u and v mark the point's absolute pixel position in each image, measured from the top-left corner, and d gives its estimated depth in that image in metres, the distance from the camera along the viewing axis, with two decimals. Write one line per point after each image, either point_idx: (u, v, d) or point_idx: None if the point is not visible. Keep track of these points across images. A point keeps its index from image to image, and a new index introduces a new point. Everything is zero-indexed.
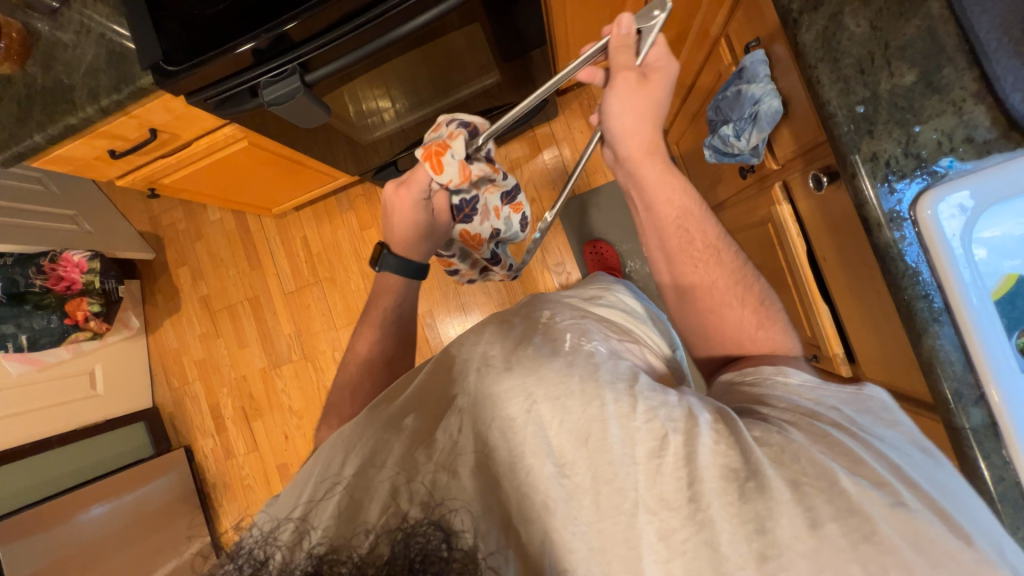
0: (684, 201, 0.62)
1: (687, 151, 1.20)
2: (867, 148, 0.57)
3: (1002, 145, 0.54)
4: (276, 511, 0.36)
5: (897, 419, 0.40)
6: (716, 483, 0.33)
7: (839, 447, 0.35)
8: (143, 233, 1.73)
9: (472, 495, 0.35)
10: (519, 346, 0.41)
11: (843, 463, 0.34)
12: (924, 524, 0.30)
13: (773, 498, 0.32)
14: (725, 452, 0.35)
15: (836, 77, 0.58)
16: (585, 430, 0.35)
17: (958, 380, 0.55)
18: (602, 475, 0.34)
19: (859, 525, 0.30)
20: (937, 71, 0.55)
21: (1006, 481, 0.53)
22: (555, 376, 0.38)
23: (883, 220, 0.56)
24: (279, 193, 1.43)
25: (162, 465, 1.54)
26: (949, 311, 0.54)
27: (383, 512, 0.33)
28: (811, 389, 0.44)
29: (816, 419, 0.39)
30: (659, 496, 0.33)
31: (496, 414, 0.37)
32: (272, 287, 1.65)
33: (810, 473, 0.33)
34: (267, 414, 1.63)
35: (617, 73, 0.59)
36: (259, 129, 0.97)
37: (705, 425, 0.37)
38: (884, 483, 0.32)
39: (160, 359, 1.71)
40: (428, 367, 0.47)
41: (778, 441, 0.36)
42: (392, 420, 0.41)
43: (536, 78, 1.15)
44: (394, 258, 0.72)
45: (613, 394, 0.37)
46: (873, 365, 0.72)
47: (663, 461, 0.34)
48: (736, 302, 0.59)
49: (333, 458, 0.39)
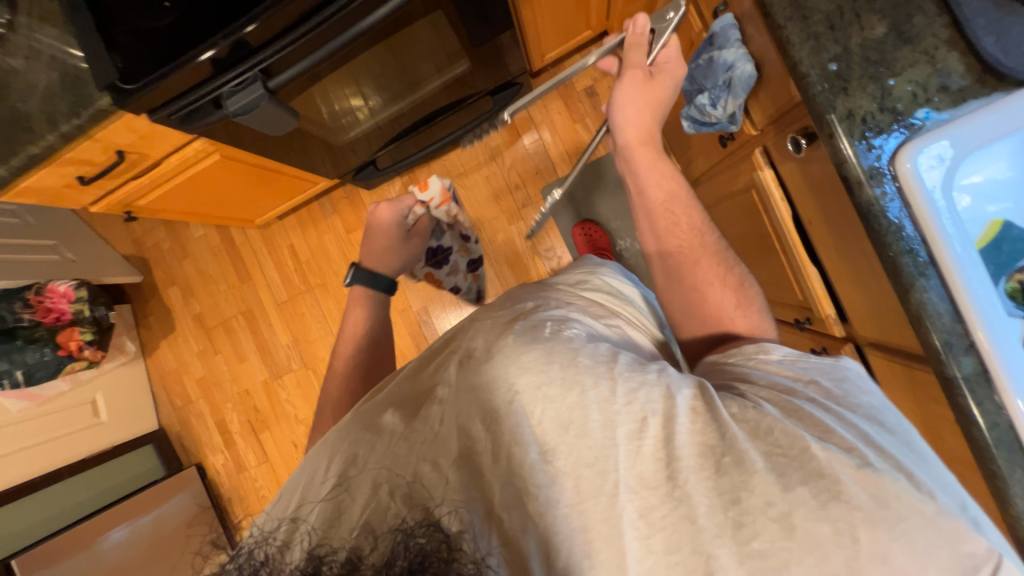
0: (672, 185, 0.63)
1: (668, 123, 1.18)
2: (842, 106, 0.56)
3: (978, 91, 0.53)
4: (274, 513, 0.37)
5: (867, 390, 0.41)
6: (693, 461, 0.33)
7: (811, 419, 0.36)
8: (128, 256, 1.71)
9: (455, 484, 0.34)
10: (501, 335, 0.41)
11: (813, 432, 0.34)
12: (888, 481, 0.31)
13: (748, 470, 0.32)
14: (704, 430, 0.35)
15: (806, 35, 0.57)
16: (566, 417, 0.35)
17: (948, 331, 0.55)
18: (584, 459, 0.34)
19: (827, 486, 0.31)
20: (908, 20, 0.54)
21: (999, 426, 0.54)
22: (536, 364, 0.37)
23: (863, 178, 0.55)
24: (260, 203, 1.41)
25: (175, 485, 1.55)
26: (935, 264, 0.54)
27: (365, 508, 0.33)
28: (791, 364, 0.44)
29: (791, 395, 0.39)
30: (639, 475, 0.34)
31: (481, 405, 0.37)
32: (265, 298, 1.63)
33: (782, 443, 0.33)
34: (274, 424, 1.64)
35: (627, 71, 0.65)
36: (230, 141, 0.95)
37: (685, 404, 0.37)
38: (852, 447, 0.33)
39: (160, 380, 1.71)
40: (414, 364, 0.47)
41: (754, 417, 0.35)
42: (372, 417, 0.41)
43: (508, 62, 1.12)
44: (364, 275, 0.79)
45: (593, 377, 0.37)
46: (864, 322, 0.72)
47: (643, 442, 0.34)
48: (718, 282, 0.59)
49: (319, 468, 0.39)
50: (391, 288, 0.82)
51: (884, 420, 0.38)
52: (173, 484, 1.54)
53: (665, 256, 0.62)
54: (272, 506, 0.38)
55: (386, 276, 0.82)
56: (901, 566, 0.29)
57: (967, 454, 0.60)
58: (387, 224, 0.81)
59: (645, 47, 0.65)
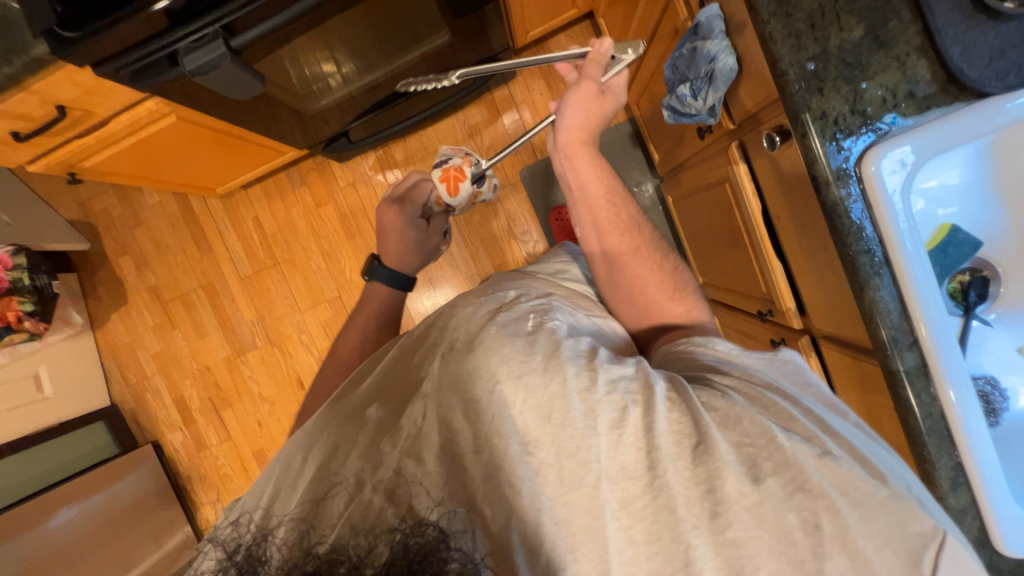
0: (610, 179, 0.63)
1: (648, 111, 1.18)
2: (816, 106, 0.57)
3: (940, 100, 0.56)
4: (245, 503, 0.37)
5: (810, 383, 0.42)
6: (672, 450, 0.34)
7: (774, 408, 0.36)
8: (73, 221, 1.59)
9: (436, 481, 0.33)
10: (483, 326, 0.40)
11: (777, 422, 0.35)
12: (849, 469, 0.32)
13: (720, 459, 0.32)
14: (679, 419, 0.35)
15: (788, 32, 0.57)
16: (547, 406, 0.34)
17: (895, 326, 0.58)
18: (565, 449, 0.33)
19: (795, 476, 0.32)
20: (884, 25, 0.55)
21: (932, 415, 0.58)
22: (517, 355, 0.36)
23: (831, 177, 0.57)
24: (223, 171, 1.32)
25: (130, 463, 1.49)
26: (888, 264, 0.57)
27: (348, 504, 0.32)
28: (741, 355, 0.44)
29: (755, 384, 0.39)
30: (620, 465, 0.33)
31: (461, 395, 0.36)
32: (227, 272, 1.56)
33: (751, 433, 0.34)
34: (237, 402, 1.59)
35: (581, 81, 0.62)
36: (188, 102, 0.88)
37: (662, 393, 0.36)
38: (813, 437, 0.34)
39: (112, 355, 1.62)
40: (391, 357, 0.45)
41: (723, 405, 0.35)
42: (354, 412, 0.40)
43: (489, 35, 1.09)
44: (387, 274, 0.76)
45: (574, 367, 0.36)
46: (821, 316, 0.76)
47: (623, 433, 0.34)
48: (654, 268, 0.60)
49: (293, 458, 0.37)
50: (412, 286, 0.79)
51: (848, 412, 0.40)
52: (127, 461, 1.48)
53: (609, 247, 0.61)
54: (244, 497, 0.38)
55: (407, 276, 0.79)
56: (861, 552, 0.30)
57: (903, 441, 0.64)
58: (397, 222, 0.77)
59: (601, 66, 0.63)
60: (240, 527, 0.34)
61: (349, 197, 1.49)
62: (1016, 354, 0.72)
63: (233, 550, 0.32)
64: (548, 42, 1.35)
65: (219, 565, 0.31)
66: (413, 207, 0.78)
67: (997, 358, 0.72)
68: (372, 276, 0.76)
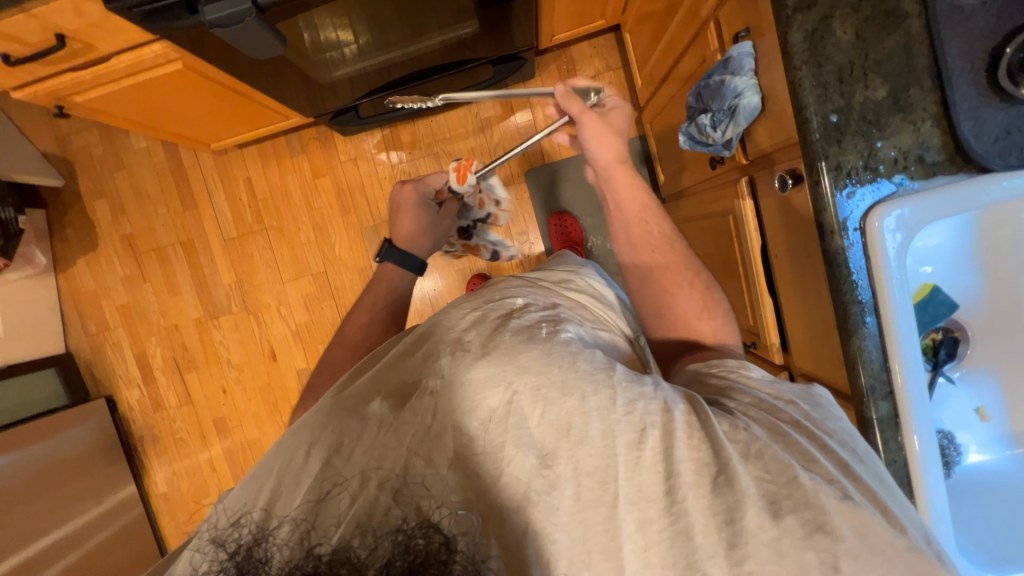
0: (645, 198, 0.66)
1: (661, 132, 1.20)
2: (834, 157, 0.59)
3: (946, 168, 0.59)
4: (241, 500, 0.36)
5: (838, 420, 0.39)
6: (691, 477, 0.33)
7: (796, 445, 0.35)
8: (48, 154, 1.49)
9: (452, 484, 0.34)
10: (496, 332, 0.40)
11: (798, 460, 0.34)
12: (870, 517, 0.31)
13: (741, 492, 0.32)
14: (698, 446, 0.34)
15: (817, 82, 0.58)
16: (565, 422, 0.34)
17: (875, 376, 0.61)
18: (584, 467, 0.33)
19: (814, 516, 0.31)
20: (906, 89, 0.58)
21: (897, 463, 0.62)
22: (534, 365, 0.36)
23: (836, 228, 0.60)
24: (217, 126, 1.27)
25: (80, 415, 1.43)
26: (879, 313, 0.60)
27: (354, 501, 0.32)
28: (771, 383, 0.42)
29: (777, 418, 0.38)
30: (638, 487, 0.33)
31: (477, 401, 0.36)
32: (209, 231, 1.50)
33: (772, 469, 0.33)
34: (202, 366, 1.54)
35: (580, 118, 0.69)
36: (198, 52, 0.84)
37: (682, 418, 0.36)
38: (834, 479, 0.33)
39: (74, 301, 1.54)
40: (396, 349, 0.44)
41: (744, 436, 0.35)
42: (358, 405, 0.39)
43: (515, 32, 1.07)
44: (397, 253, 0.76)
45: (593, 385, 0.36)
46: (802, 356, 0.79)
47: (642, 454, 0.34)
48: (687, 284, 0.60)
49: (297, 450, 0.37)
50: (422, 269, 0.78)
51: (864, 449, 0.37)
52: (76, 414, 1.42)
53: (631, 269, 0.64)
54: (234, 496, 0.38)
55: (419, 257, 0.79)
56: None
57: None
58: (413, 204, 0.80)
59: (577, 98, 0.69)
60: (238, 528, 0.34)
61: (349, 172, 1.46)
62: (971, 412, 0.78)
63: (233, 551, 0.31)
64: (571, 48, 1.35)
65: (220, 565, 0.31)
66: (426, 188, 0.83)
67: (955, 414, 0.78)
68: (383, 254, 0.76)
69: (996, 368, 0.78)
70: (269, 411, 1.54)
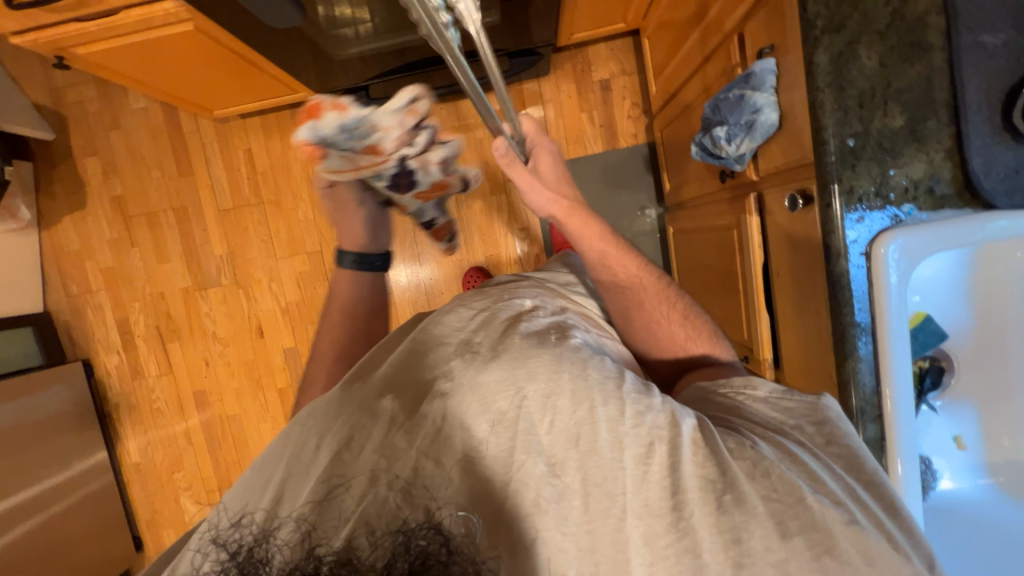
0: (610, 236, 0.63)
1: (672, 140, 1.21)
2: (847, 181, 0.60)
3: (954, 201, 0.61)
4: (244, 496, 0.36)
5: (849, 436, 0.38)
6: (697, 494, 0.34)
7: (804, 465, 0.35)
8: (39, 105, 1.44)
9: (458, 486, 0.33)
10: (506, 336, 0.41)
11: (805, 479, 0.34)
12: (874, 541, 0.32)
13: (749, 512, 0.33)
14: (704, 463, 0.35)
15: (838, 105, 0.59)
16: (575, 432, 0.35)
17: (865, 399, 0.63)
18: (592, 478, 0.34)
19: (821, 539, 0.32)
20: (923, 120, 0.59)
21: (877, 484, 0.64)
22: (544, 372, 0.37)
23: (843, 251, 0.61)
24: (222, 93, 1.23)
25: (55, 376, 1.39)
26: (875, 340, 0.62)
27: (362, 500, 0.32)
28: (775, 402, 0.42)
29: (783, 436, 0.38)
30: (645, 501, 0.34)
31: (488, 405, 0.36)
32: (204, 200, 1.46)
33: (779, 488, 0.33)
34: (186, 336, 1.50)
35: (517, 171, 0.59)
36: (209, 12, 0.81)
37: (688, 434, 0.36)
38: (841, 502, 0.33)
39: (56, 259, 1.49)
40: (405, 343, 0.44)
41: (751, 455, 0.35)
42: (367, 400, 0.38)
43: (534, 27, 1.05)
44: (353, 260, 0.81)
45: (603, 395, 0.36)
46: (794, 374, 0.79)
47: (649, 469, 0.34)
48: (666, 316, 0.62)
49: (309, 441, 0.37)
50: (383, 262, 0.84)
51: (863, 467, 0.36)
52: (51, 375, 1.38)
53: (608, 291, 0.64)
54: (241, 486, 0.37)
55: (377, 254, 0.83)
56: None
57: None
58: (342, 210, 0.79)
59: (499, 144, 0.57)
60: (241, 529, 0.33)
61: None
62: (949, 440, 0.81)
63: (234, 552, 0.31)
64: (588, 49, 1.34)
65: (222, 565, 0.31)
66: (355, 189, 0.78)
67: (934, 441, 0.80)
68: (341, 266, 0.81)
69: (978, 400, 0.80)
70: (252, 387, 1.52)
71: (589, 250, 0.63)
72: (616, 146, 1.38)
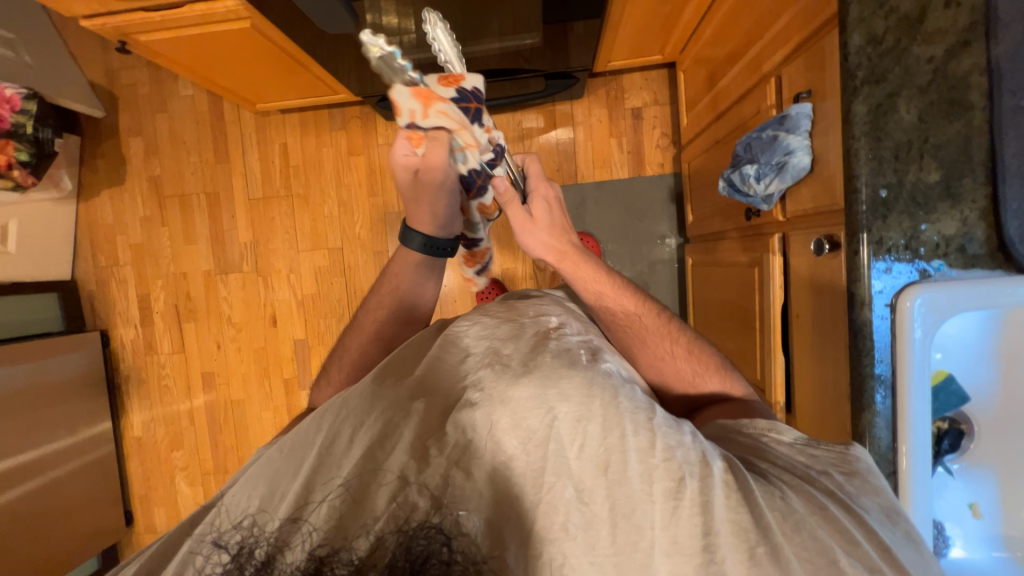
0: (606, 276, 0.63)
1: (698, 172, 1.21)
2: (877, 231, 0.60)
3: (986, 262, 0.60)
4: (264, 488, 0.36)
5: (879, 490, 0.38)
6: (730, 540, 0.33)
7: (838, 524, 0.34)
8: (94, 84, 1.51)
9: (485, 499, 0.34)
10: (538, 355, 0.42)
11: (838, 541, 0.33)
12: None
13: (785, 569, 0.32)
14: (737, 508, 0.34)
15: (873, 155, 0.59)
16: (604, 458, 0.35)
17: (881, 455, 0.62)
18: (621, 508, 0.33)
19: None
20: (959, 178, 0.59)
21: None
22: (577, 394, 0.37)
23: (868, 300, 0.61)
24: (268, 88, 1.28)
25: (73, 343, 1.42)
26: (897, 396, 0.61)
27: (392, 502, 0.33)
28: (801, 450, 0.43)
29: (811, 485, 0.37)
30: (673, 539, 0.33)
31: (519, 420, 0.36)
32: (236, 188, 1.51)
33: (810, 548, 0.32)
34: (202, 318, 1.54)
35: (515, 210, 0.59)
36: (266, 12, 0.85)
37: (719, 475, 0.35)
38: (877, 568, 0.32)
39: (89, 231, 1.55)
40: (438, 353, 0.46)
41: (781, 508, 0.35)
42: (400, 402, 0.39)
43: (573, 51, 1.07)
44: (422, 242, 0.66)
45: (634, 425, 0.36)
46: (806, 421, 0.78)
47: (679, 505, 0.34)
48: (674, 351, 0.62)
49: (340, 433, 0.37)
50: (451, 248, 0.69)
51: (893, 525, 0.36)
52: (70, 342, 1.41)
53: (613, 328, 0.63)
54: (260, 473, 0.37)
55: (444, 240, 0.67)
56: None
57: None
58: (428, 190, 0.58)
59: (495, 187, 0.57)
60: (264, 528, 0.34)
61: (384, 155, 1.47)
62: (965, 507, 0.78)
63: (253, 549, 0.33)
64: (623, 76, 1.36)
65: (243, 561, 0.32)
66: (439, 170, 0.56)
67: (948, 505, 0.78)
68: (407, 246, 0.67)
69: (998, 468, 0.77)
70: (259, 374, 1.54)
71: (586, 292, 0.63)
72: (642, 173, 1.39)
